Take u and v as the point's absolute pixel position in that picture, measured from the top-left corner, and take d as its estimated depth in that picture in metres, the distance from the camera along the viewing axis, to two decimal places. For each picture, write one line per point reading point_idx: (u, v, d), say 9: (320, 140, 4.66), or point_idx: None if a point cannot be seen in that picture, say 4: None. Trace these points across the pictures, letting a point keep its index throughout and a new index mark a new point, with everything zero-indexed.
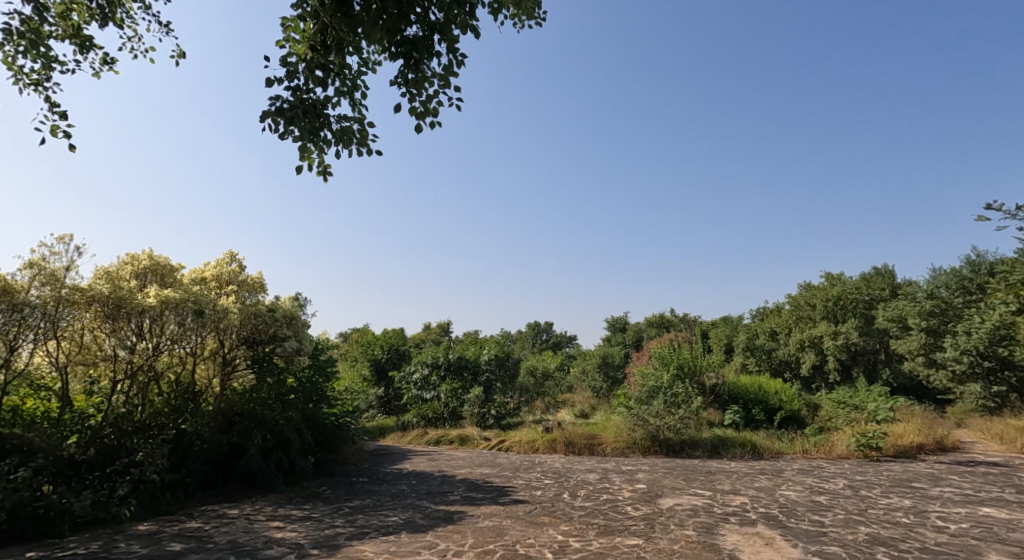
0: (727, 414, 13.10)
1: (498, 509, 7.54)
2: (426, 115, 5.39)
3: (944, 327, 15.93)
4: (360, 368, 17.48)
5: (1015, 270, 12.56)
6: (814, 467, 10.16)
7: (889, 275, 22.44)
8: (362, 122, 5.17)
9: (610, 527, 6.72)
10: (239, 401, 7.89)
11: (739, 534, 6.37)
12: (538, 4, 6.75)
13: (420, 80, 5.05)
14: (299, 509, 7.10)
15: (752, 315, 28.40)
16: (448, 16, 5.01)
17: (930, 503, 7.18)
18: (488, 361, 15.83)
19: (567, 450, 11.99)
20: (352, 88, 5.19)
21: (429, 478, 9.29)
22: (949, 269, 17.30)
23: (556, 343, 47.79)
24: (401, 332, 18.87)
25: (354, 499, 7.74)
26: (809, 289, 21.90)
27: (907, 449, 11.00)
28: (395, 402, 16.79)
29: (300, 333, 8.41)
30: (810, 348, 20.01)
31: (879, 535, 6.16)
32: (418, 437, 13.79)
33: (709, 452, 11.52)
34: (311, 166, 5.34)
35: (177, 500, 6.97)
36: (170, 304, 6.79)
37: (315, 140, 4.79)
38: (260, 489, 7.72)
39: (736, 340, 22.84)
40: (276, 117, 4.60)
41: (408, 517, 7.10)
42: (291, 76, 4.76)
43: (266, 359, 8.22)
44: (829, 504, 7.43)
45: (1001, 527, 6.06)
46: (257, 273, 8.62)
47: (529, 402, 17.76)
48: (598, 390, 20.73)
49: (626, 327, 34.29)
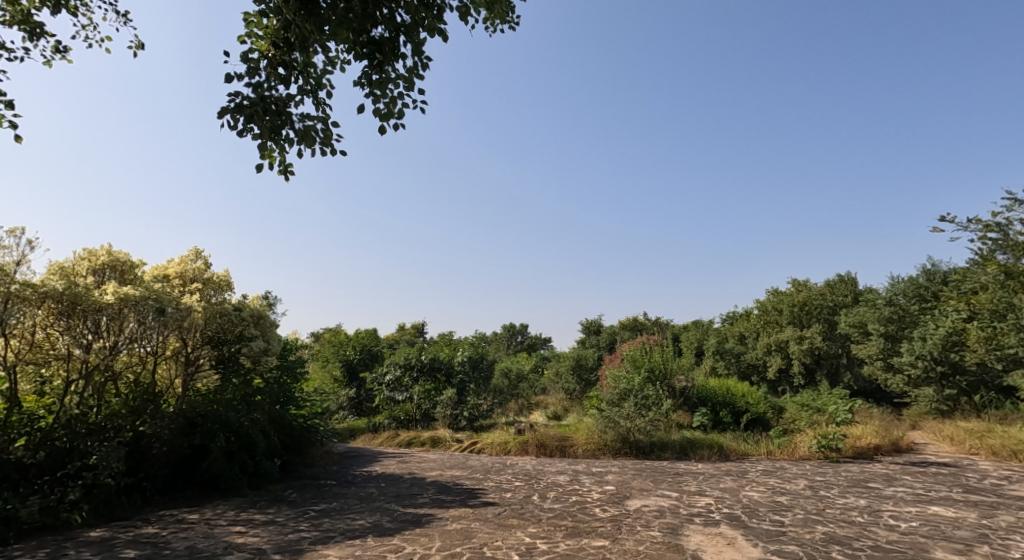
0: (696, 416, 13.27)
1: (466, 511, 7.54)
2: (390, 117, 5.35)
3: (902, 333, 16.48)
4: (331, 368, 17.26)
5: (967, 279, 13.09)
6: (777, 469, 10.42)
7: (852, 282, 23.05)
8: (325, 122, 5.11)
9: (577, 529, 6.77)
10: (202, 403, 7.69)
11: (703, 534, 6.48)
12: (511, 8, 6.79)
13: (384, 82, 5.02)
14: (263, 513, 6.97)
15: (723, 320, 28.96)
16: (414, 18, 5.01)
17: (883, 503, 7.43)
18: (462, 363, 15.81)
19: (539, 452, 12.04)
20: (316, 86, 5.13)
21: (398, 481, 9.22)
22: (906, 278, 18.05)
23: (531, 345, 47.89)
24: (373, 333, 18.69)
25: (320, 502, 7.64)
26: (776, 294, 22.44)
27: (866, 450, 11.36)
28: (366, 404, 16.61)
29: (268, 333, 8.30)
30: (777, 352, 20.46)
31: (835, 533, 6.33)
32: (389, 438, 13.69)
33: (678, 454, 11.68)
34: (272, 165, 5.23)
35: (134, 504, 6.78)
36: (130, 302, 6.60)
37: (276, 138, 4.71)
38: (222, 493, 7.52)
39: (707, 344, 23.26)
40: (235, 114, 4.51)
41: (375, 520, 7.03)
42: (252, 72, 4.67)
43: (232, 359, 8.07)
44: (790, 504, 7.61)
45: (948, 525, 6.30)
46: (224, 272, 8.44)
47: (502, 404, 17.79)
48: (571, 392, 20.81)
49: (600, 329, 34.57)
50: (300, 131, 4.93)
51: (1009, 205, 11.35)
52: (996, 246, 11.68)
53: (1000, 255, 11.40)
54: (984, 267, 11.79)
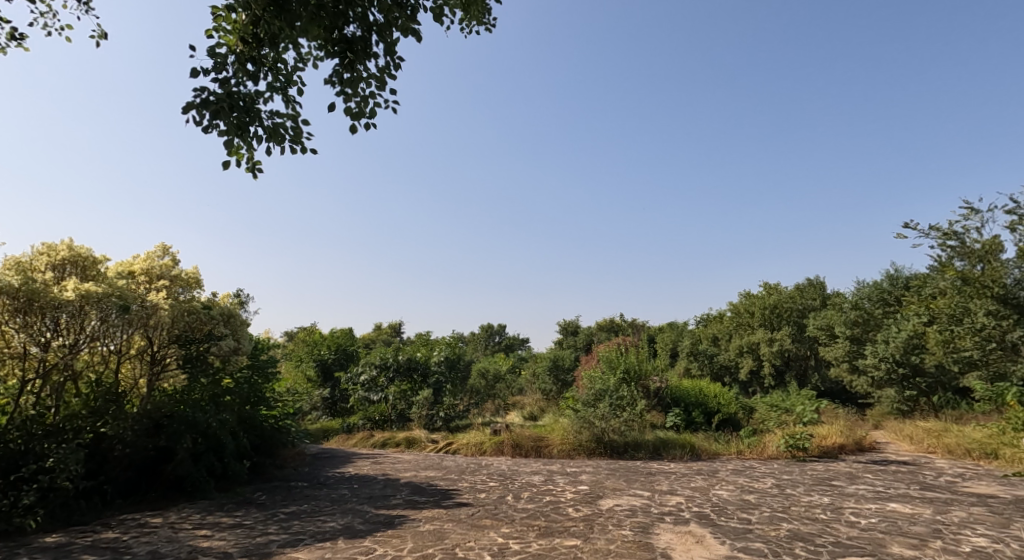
0: (669, 416, 13.41)
1: (440, 512, 7.51)
2: (361, 117, 5.32)
3: (867, 335, 16.96)
4: (305, 368, 17.02)
5: (927, 284, 13.62)
6: (746, 468, 10.62)
7: (820, 286, 23.60)
8: (295, 119, 5.06)
9: (550, 529, 6.82)
10: (168, 404, 7.51)
11: (673, 533, 6.58)
12: (487, 10, 6.81)
13: (355, 80, 4.99)
14: (230, 516, 6.85)
15: (697, 322, 29.44)
16: (388, 18, 5.00)
17: (846, 500, 7.65)
18: (438, 363, 15.75)
19: (514, 452, 12.07)
20: (285, 83, 5.07)
21: (371, 482, 9.14)
22: (870, 283, 18.73)
23: (508, 346, 47.88)
24: (349, 332, 18.47)
25: (290, 504, 7.54)
26: (749, 297, 22.87)
27: (831, 450, 11.67)
28: (340, 404, 16.43)
29: (239, 332, 8.18)
30: (748, 353, 20.84)
31: (799, 530, 6.49)
32: (363, 440, 13.55)
33: (651, 454, 11.82)
34: (239, 162, 5.16)
35: (93, 508, 6.63)
36: (92, 298, 6.44)
37: (244, 135, 4.64)
38: (188, 495, 7.37)
39: (681, 345, 23.55)
40: (201, 110, 4.43)
41: (347, 522, 6.97)
42: (219, 67, 4.59)
43: (200, 358, 7.85)
44: (757, 503, 7.78)
45: (905, 521, 6.51)
46: (192, 269, 8.25)
47: (478, 404, 17.79)
48: (547, 393, 20.87)
49: (577, 330, 34.77)
50: (269, 129, 4.87)
51: (966, 214, 11.81)
52: (954, 253, 12.15)
53: (957, 262, 11.93)
54: (943, 273, 12.25)
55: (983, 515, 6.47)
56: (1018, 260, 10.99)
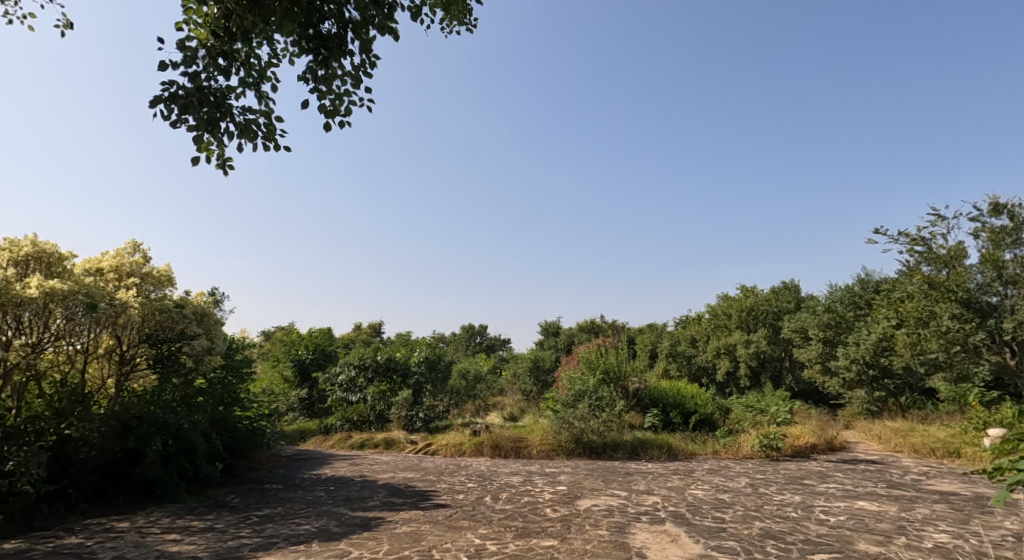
0: (647, 417, 13.53)
1: (417, 514, 7.47)
2: (336, 115, 5.27)
3: (839, 337, 17.32)
4: (282, 368, 16.78)
5: (896, 288, 13.97)
6: (721, 468, 10.76)
7: (794, 288, 24.02)
8: (268, 116, 4.99)
9: (527, 529, 6.83)
10: (137, 405, 7.31)
11: (649, 532, 6.64)
12: (468, 10, 6.82)
13: (329, 77, 4.95)
14: (201, 520, 6.73)
15: (676, 324, 29.76)
16: (364, 16, 4.99)
17: (816, 498, 7.80)
18: (418, 364, 15.66)
19: (493, 453, 12.06)
20: (258, 79, 5.00)
21: (348, 484, 9.04)
22: (842, 286, 19.15)
23: (489, 346, 47.83)
24: (328, 333, 18.25)
25: (264, 507, 7.44)
26: (726, 300, 23.22)
27: (803, 449, 11.90)
28: (318, 405, 16.25)
29: (212, 331, 8.09)
30: (725, 355, 21.13)
31: (771, 529, 6.61)
32: (341, 441, 13.42)
33: (629, 454, 11.92)
34: (210, 158, 5.07)
35: (56, 513, 6.44)
36: (57, 296, 6.33)
37: (214, 131, 4.57)
38: (157, 498, 7.21)
39: (660, 347, 23.76)
40: (169, 104, 4.35)
41: (322, 525, 6.90)
42: (189, 61, 4.52)
43: (171, 358, 7.70)
44: (731, 501, 7.90)
45: (872, 519, 6.66)
46: (164, 266, 8.08)
47: (458, 404, 17.73)
48: (528, 394, 20.88)
49: (558, 331, 34.85)
50: (241, 125, 4.80)
51: (932, 221, 12.16)
52: (921, 258, 12.49)
53: (925, 267, 12.26)
54: (911, 277, 12.58)
55: (945, 512, 6.67)
56: (980, 266, 11.31)
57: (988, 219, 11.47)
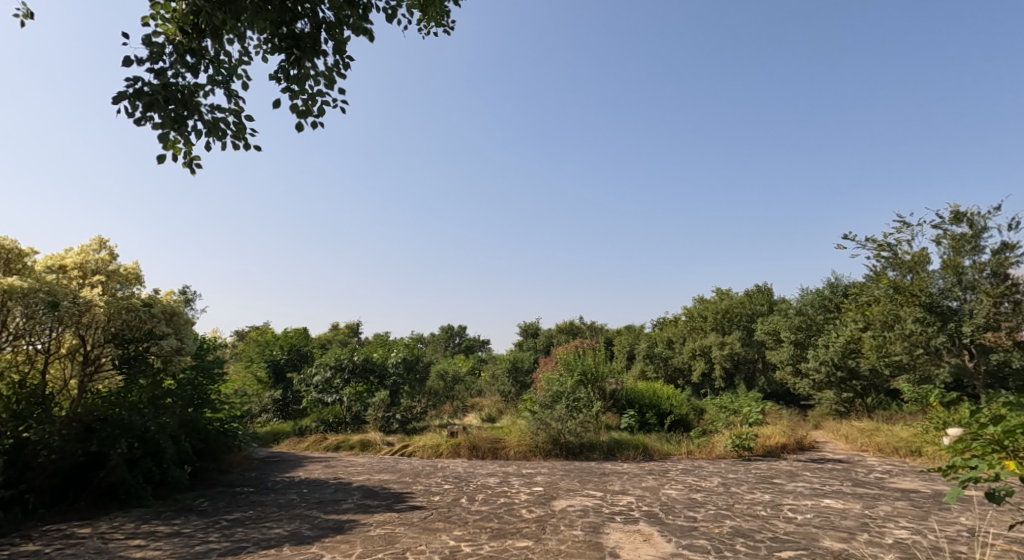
0: (623, 418, 13.66)
1: (392, 516, 7.42)
2: (308, 115, 5.23)
3: (809, 340, 17.70)
4: (255, 369, 16.47)
5: (863, 292, 14.33)
6: (694, 467, 10.90)
7: (768, 292, 24.46)
8: (238, 115, 4.92)
9: (502, 531, 6.84)
10: (101, 406, 7.17)
11: (622, 532, 6.70)
12: (445, 12, 6.84)
13: (302, 77, 4.91)
14: (168, 524, 6.59)
15: (654, 325, 30.08)
16: (338, 16, 4.97)
17: (785, 497, 7.96)
18: (396, 365, 15.49)
19: (470, 454, 12.04)
20: (228, 77, 4.93)
21: (322, 487, 8.94)
22: (813, 290, 19.60)
23: (468, 347, 47.73)
24: (304, 333, 17.99)
25: (234, 511, 7.31)
26: (702, 302, 23.55)
27: (774, 449, 12.13)
28: (293, 406, 16.04)
29: (182, 330, 7.93)
30: (700, 356, 21.43)
31: (741, 527, 6.73)
32: (316, 443, 13.25)
33: (605, 454, 12.01)
34: (176, 157, 4.98)
35: (12, 520, 6.22)
36: (16, 294, 6.25)
37: (180, 129, 4.49)
38: (121, 503, 7.02)
39: (637, 348, 23.99)
40: (133, 100, 4.26)
41: (294, 528, 6.81)
42: (156, 58, 4.43)
43: (139, 358, 7.52)
44: (703, 501, 8.01)
45: (837, 516, 6.83)
46: (132, 264, 7.90)
47: (436, 406, 17.64)
48: (506, 395, 20.90)
49: (537, 332, 34.95)
50: (209, 123, 4.72)
51: (898, 228, 12.51)
52: (887, 264, 12.84)
53: (891, 272, 12.60)
54: (877, 282, 12.91)
55: (906, 509, 6.86)
56: (943, 272, 11.66)
57: (949, 226, 11.84)
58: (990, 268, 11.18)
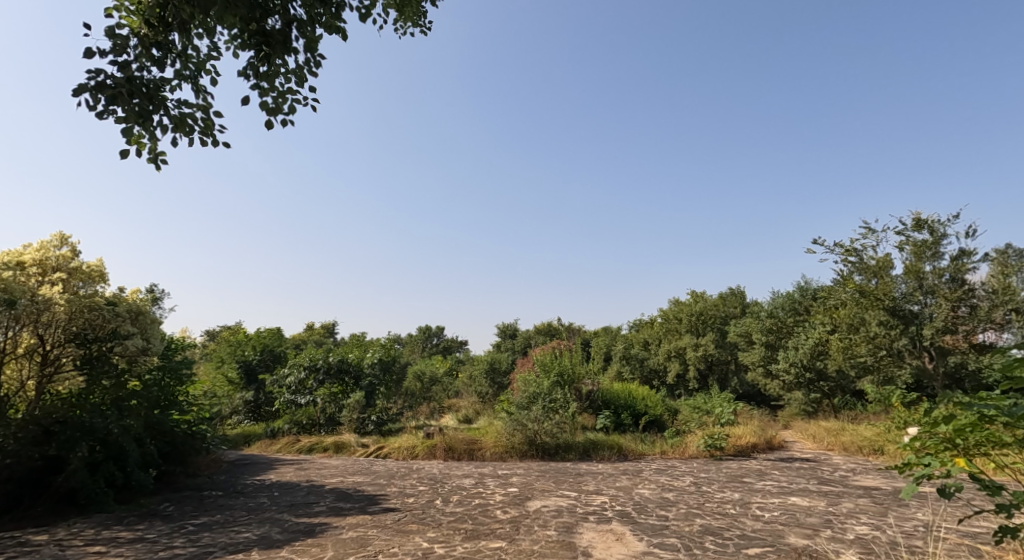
0: (599, 418, 13.77)
1: (364, 518, 7.34)
2: (278, 113, 5.16)
3: (780, 342, 18.05)
4: (226, 370, 16.10)
5: (831, 295, 14.69)
6: (667, 467, 11.03)
7: (740, 294, 24.89)
8: (206, 111, 4.83)
9: (476, 532, 6.83)
10: (60, 408, 6.95)
11: (595, 531, 6.75)
12: (421, 12, 6.82)
13: (272, 74, 4.84)
14: (131, 530, 6.41)
15: (630, 327, 30.37)
16: (310, 14, 4.92)
17: (754, 495, 8.11)
18: (371, 365, 15.24)
19: (446, 456, 11.99)
20: (196, 72, 4.83)
21: (294, 489, 8.80)
22: (784, 293, 20.04)
23: (446, 348, 47.49)
24: (278, 333, 17.67)
25: (201, 515, 7.15)
26: (677, 304, 23.83)
27: (745, 449, 12.36)
28: (265, 407, 15.78)
29: (148, 330, 7.75)
30: (675, 357, 21.73)
31: (710, 525, 6.83)
32: (288, 445, 13.06)
33: (581, 455, 12.07)
34: (141, 152, 4.87)
35: None
36: None
37: (145, 124, 4.38)
38: (81, 509, 6.80)
39: (613, 349, 24.19)
40: (95, 93, 4.15)
41: (263, 532, 6.69)
42: (120, 50, 4.32)
43: (102, 358, 7.36)
44: (675, 500, 8.11)
45: (803, 513, 6.98)
46: (95, 261, 7.71)
47: (413, 407, 17.50)
48: (483, 396, 20.88)
49: (515, 333, 34.99)
50: (176, 118, 4.62)
51: (864, 233, 12.85)
52: (853, 268, 13.15)
53: (857, 276, 12.92)
54: (844, 286, 13.22)
55: (867, 506, 7.06)
56: (905, 276, 12.03)
57: (911, 233, 12.20)
58: (949, 273, 11.57)
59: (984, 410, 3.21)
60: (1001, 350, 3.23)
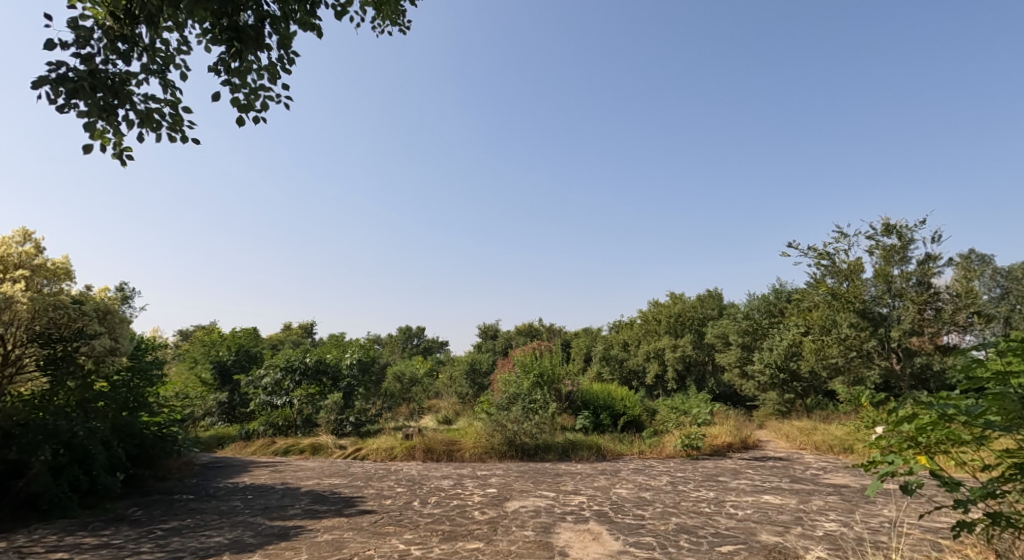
0: (578, 419, 13.83)
1: (340, 521, 7.25)
2: (250, 110, 5.07)
3: (755, 343, 18.33)
4: (199, 370, 15.78)
5: (804, 298, 14.93)
6: (645, 467, 11.11)
7: (718, 296, 25.22)
8: (174, 106, 4.73)
9: (454, 533, 6.78)
10: (23, 410, 6.78)
11: (572, 531, 6.77)
12: (400, 10, 6.76)
13: (243, 70, 4.75)
14: (96, 536, 6.24)
15: (610, 328, 30.56)
16: (284, 10, 4.85)
17: (728, 494, 8.22)
18: (350, 366, 15.07)
19: (425, 457, 11.91)
20: (164, 66, 4.72)
21: (269, 492, 8.66)
22: (759, 295, 20.36)
23: (427, 348, 47.27)
24: (253, 333, 17.34)
25: (170, 520, 6.99)
26: (656, 305, 24.04)
27: (721, 448, 12.52)
28: (240, 409, 15.52)
29: (116, 330, 7.52)
30: (654, 358, 21.92)
31: (685, 524, 6.89)
32: (263, 447, 12.85)
33: (560, 455, 12.09)
34: (105, 147, 4.74)
35: None
36: None
37: (109, 119, 4.26)
38: (43, 515, 6.58)
39: (593, 350, 24.30)
40: (56, 86, 4.02)
41: (235, 536, 6.56)
42: (82, 42, 4.20)
43: (67, 358, 7.15)
44: (652, 499, 8.17)
45: (775, 511, 7.10)
46: (61, 258, 7.53)
47: (393, 408, 17.34)
48: (463, 397, 20.82)
49: (496, 334, 34.97)
50: (142, 113, 4.51)
51: (836, 237, 13.11)
52: (826, 272, 13.40)
53: (829, 279, 13.16)
54: (816, 288, 13.46)
55: (836, 503, 7.20)
56: (875, 280, 12.30)
57: (880, 238, 12.48)
58: (915, 277, 11.90)
59: (944, 410, 3.28)
60: (962, 352, 3.30)
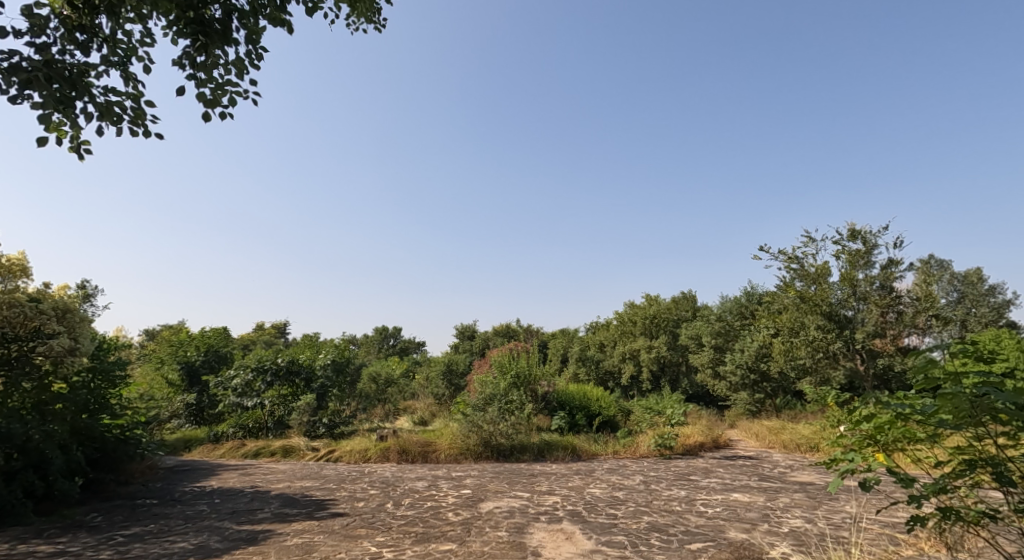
0: (554, 419, 13.86)
1: (311, 524, 7.12)
2: (216, 105, 4.95)
3: (727, 344, 18.61)
4: (166, 371, 15.35)
5: (774, 300, 15.22)
6: (619, 467, 11.17)
7: (692, 298, 25.51)
8: (136, 99, 4.59)
9: (426, 535, 6.72)
10: None
11: (545, 531, 6.76)
12: (374, 7, 6.68)
13: (209, 65, 4.63)
14: (51, 543, 6.01)
15: (586, 329, 30.70)
16: (253, 5, 4.75)
17: (699, 492, 8.31)
18: (323, 366, 14.81)
19: (399, 458, 11.78)
20: (125, 58, 4.58)
21: (237, 496, 8.47)
22: (732, 297, 20.66)
23: (403, 349, 46.85)
24: (223, 333, 16.93)
25: (132, 525, 6.78)
26: (632, 306, 24.24)
27: (693, 448, 12.67)
28: (209, 411, 15.18)
29: (76, 330, 7.29)
30: (630, 359, 22.08)
31: (657, 522, 6.94)
32: (233, 449, 12.58)
33: (535, 456, 12.08)
34: (62, 140, 4.58)
35: None
36: None
37: (66, 111, 4.11)
38: None
39: (570, 351, 24.36)
40: (9, 76, 3.87)
41: (201, 541, 6.39)
42: (38, 32, 4.05)
43: (22, 358, 6.90)
44: (625, 499, 8.21)
45: (743, 508, 7.20)
46: (18, 254, 7.28)
47: (367, 409, 17.14)
48: (439, 398, 20.68)
49: (473, 334, 34.85)
50: (102, 106, 4.36)
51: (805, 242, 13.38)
52: (795, 275, 13.66)
53: (798, 282, 13.40)
54: (786, 291, 13.70)
55: (802, 500, 7.34)
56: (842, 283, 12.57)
57: (847, 242, 12.76)
58: (879, 281, 12.27)
59: (901, 409, 3.36)
60: (920, 352, 3.36)
